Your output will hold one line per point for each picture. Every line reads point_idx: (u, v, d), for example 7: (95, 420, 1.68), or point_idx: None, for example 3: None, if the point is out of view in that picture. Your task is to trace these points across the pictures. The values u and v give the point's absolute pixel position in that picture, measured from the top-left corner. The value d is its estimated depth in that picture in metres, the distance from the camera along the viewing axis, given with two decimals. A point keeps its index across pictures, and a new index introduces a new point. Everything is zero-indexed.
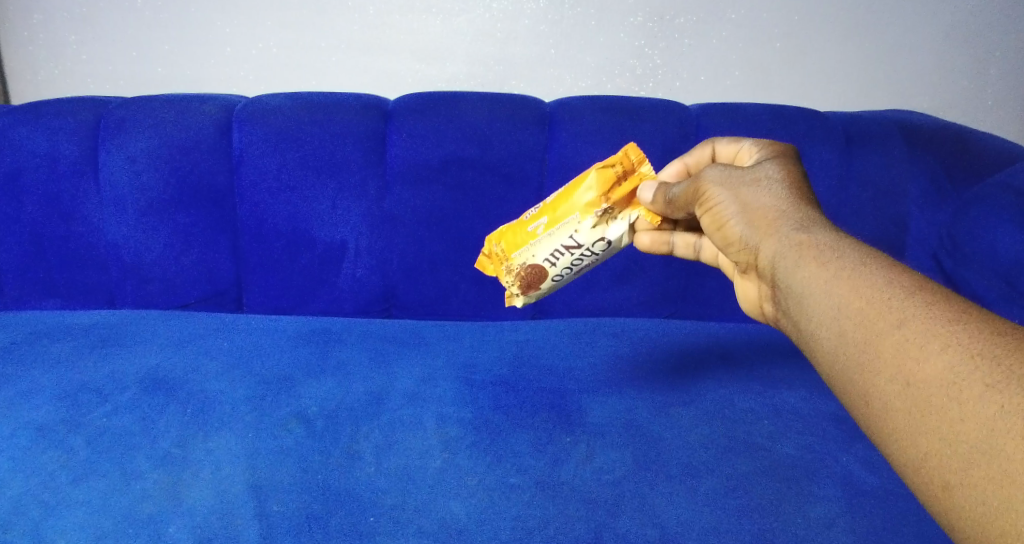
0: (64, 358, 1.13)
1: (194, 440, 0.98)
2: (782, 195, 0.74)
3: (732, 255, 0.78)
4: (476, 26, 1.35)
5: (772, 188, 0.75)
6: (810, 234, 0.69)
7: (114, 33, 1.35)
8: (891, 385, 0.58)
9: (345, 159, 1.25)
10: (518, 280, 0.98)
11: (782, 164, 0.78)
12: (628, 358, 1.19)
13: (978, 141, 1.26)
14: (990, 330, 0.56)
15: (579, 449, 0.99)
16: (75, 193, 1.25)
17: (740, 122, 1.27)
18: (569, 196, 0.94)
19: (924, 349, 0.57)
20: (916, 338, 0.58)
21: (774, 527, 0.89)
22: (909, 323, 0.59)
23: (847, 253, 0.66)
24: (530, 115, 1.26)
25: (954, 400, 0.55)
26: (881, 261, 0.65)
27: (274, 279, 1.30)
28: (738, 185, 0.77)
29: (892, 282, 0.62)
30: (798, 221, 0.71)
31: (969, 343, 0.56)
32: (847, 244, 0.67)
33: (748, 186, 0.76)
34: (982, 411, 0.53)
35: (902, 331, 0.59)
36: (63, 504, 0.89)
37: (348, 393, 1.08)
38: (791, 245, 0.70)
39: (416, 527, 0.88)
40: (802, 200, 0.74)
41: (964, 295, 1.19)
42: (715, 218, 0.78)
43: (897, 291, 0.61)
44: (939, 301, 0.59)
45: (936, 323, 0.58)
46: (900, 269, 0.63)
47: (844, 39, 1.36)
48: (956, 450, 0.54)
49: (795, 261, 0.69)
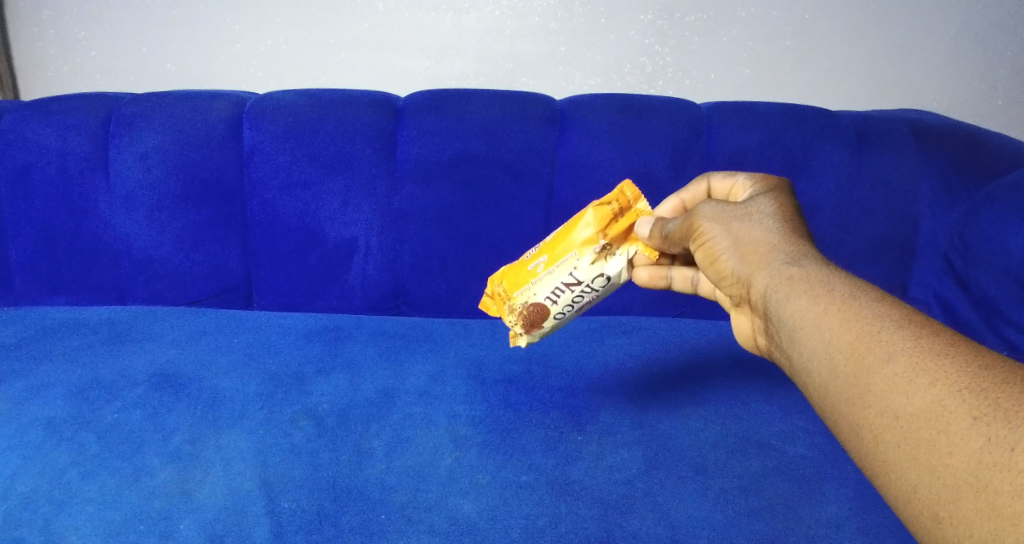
0: (79, 354, 1.15)
1: (205, 436, 1.00)
2: (775, 230, 0.75)
3: (727, 288, 0.79)
4: (486, 24, 1.35)
5: (764, 223, 0.76)
6: (801, 268, 0.70)
7: (124, 30, 1.35)
8: (881, 418, 0.59)
9: (355, 156, 1.25)
10: (521, 319, 0.97)
11: (775, 198, 0.79)
12: (637, 359, 1.19)
13: (990, 140, 1.25)
14: (978, 363, 0.57)
15: (590, 448, 1.00)
16: (86, 190, 1.26)
17: (752, 120, 1.26)
18: (568, 233, 0.95)
19: (913, 383, 0.58)
20: (904, 371, 0.59)
21: (785, 527, 0.90)
22: (897, 357, 0.60)
23: (838, 286, 0.67)
24: (540, 113, 1.26)
25: (942, 432, 0.55)
26: (871, 296, 0.65)
27: (284, 276, 1.30)
28: (730, 220, 0.78)
29: (882, 316, 0.63)
30: (789, 254, 0.72)
31: (956, 377, 0.57)
32: (838, 277, 0.68)
33: (740, 221, 0.77)
34: (971, 443, 0.54)
35: (891, 365, 0.60)
36: (75, 499, 0.91)
37: (358, 391, 1.09)
38: (783, 278, 0.70)
39: (429, 525, 0.89)
40: (794, 235, 0.74)
41: (978, 295, 1.18)
42: (709, 252, 0.79)
43: (886, 324, 0.62)
44: (929, 335, 0.60)
45: (924, 357, 0.59)
46: (889, 302, 0.64)
47: (856, 38, 1.35)
48: (945, 483, 0.54)
49: (787, 294, 0.69)
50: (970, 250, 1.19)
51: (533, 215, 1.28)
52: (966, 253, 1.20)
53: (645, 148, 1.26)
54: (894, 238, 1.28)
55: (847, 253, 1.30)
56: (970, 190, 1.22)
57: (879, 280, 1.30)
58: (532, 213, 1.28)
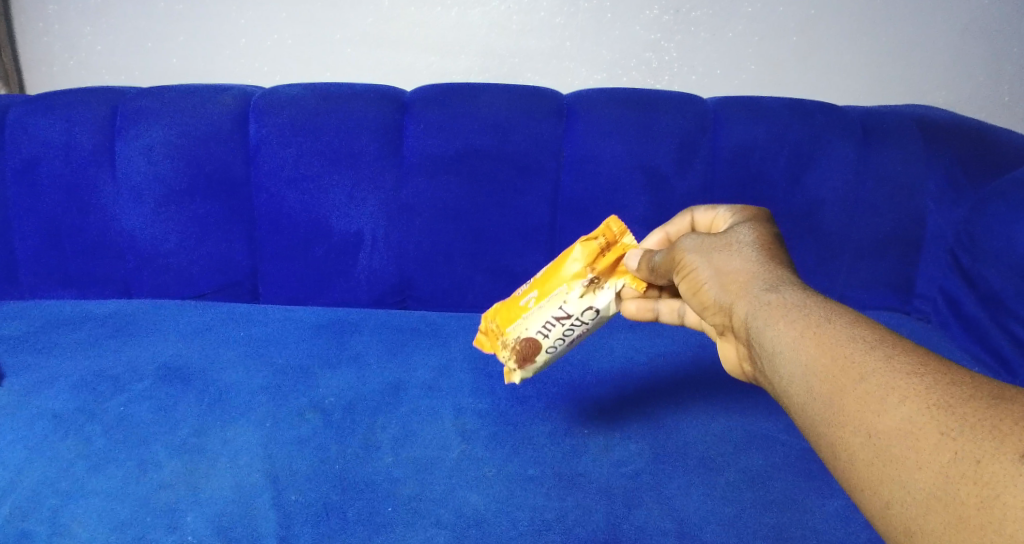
0: (86, 348, 1.16)
1: (212, 429, 1.00)
2: (753, 257, 0.75)
3: (711, 317, 0.78)
4: (492, 19, 1.34)
5: (741, 251, 0.76)
6: (778, 294, 0.70)
7: (129, 25, 1.35)
8: (854, 437, 0.59)
9: (361, 151, 1.26)
10: (514, 354, 0.96)
11: (753, 228, 0.79)
12: (644, 354, 1.19)
13: (997, 135, 1.25)
14: (950, 380, 0.58)
15: (596, 441, 1.00)
16: (93, 184, 1.26)
17: (758, 115, 1.26)
18: (557, 268, 0.96)
19: (884, 402, 0.59)
20: (876, 391, 0.59)
21: (791, 520, 0.90)
22: (869, 377, 0.60)
23: (814, 309, 0.67)
24: (546, 108, 1.26)
25: (912, 450, 0.56)
26: (845, 317, 0.66)
27: (290, 269, 1.30)
28: (711, 251, 0.78)
29: (855, 337, 0.63)
30: (766, 281, 0.72)
31: (927, 395, 0.57)
32: (814, 300, 0.68)
33: (719, 251, 0.77)
34: (940, 457, 0.55)
35: (863, 386, 0.60)
36: (82, 492, 0.91)
37: (365, 384, 1.10)
38: (762, 304, 0.70)
39: (436, 518, 0.89)
40: (772, 262, 0.75)
41: (985, 289, 1.18)
42: (692, 283, 0.79)
43: (859, 346, 0.62)
44: (899, 353, 0.61)
45: (895, 376, 0.59)
46: (862, 323, 0.65)
47: (862, 34, 1.34)
48: (915, 498, 0.55)
49: (765, 319, 0.69)
50: (976, 244, 1.19)
51: (539, 209, 1.28)
52: (973, 249, 1.20)
53: (651, 143, 1.26)
54: (901, 232, 1.28)
55: (853, 248, 1.30)
56: (977, 185, 1.22)
57: (885, 274, 1.30)
58: (539, 207, 1.28)
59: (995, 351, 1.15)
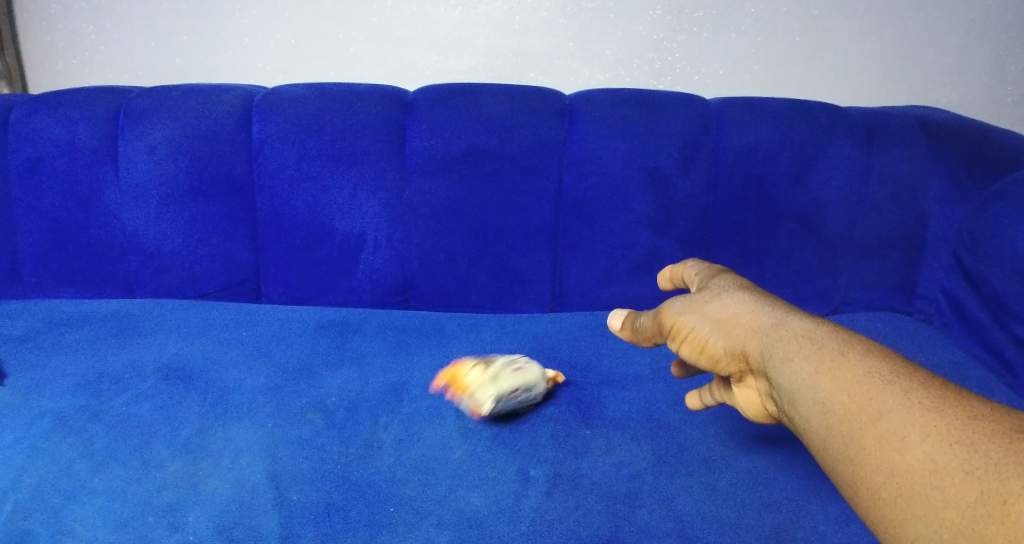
0: (88, 347, 1.16)
1: (214, 429, 1.00)
2: (749, 302, 0.78)
3: (722, 369, 0.79)
4: (495, 18, 1.34)
5: (735, 297, 0.78)
6: (788, 330, 0.73)
7: (132, 24, 1.35)
8: (878, 475, 0.63)
9: (364, 150, 1.26)
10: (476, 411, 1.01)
11: (733, 279, 0.82)
12: (646, 355, 1.19)
13: (999, 137, 1.25)
14: (969, 415, 0.62)
15: (598, 442, 1.00)
16: (95, 184, 1.26)
17: (760, 116, 1.26)
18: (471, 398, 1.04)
19: (906, 440, 0.62)
20: (896, 428, 0.63)
21: (793, 522, 0.90)
22: (888, 414, 0.64)
23: (827, 344, 0.71)
24: (549, 108, 1.26)
25: (938, 487, 0.60)
26: (859, 351, 0.69)
27: (292, 269, 1.30)
28: (701, 305, 0.79)
29: (871, 372, 0.67)
30: (772, 320, 0.75)
31: (947, 432, 0.61)
32: (824, 335, 0.72)
33: (711, 302, 0.79)
34: (966, 495, 0.59)
35: (884, 423, 0.64)
36: (84, 491, 0.91)
37: (367, 385, 1.10)
38: (774, 342, 0.73)
39: (437, 518, 0.89)
40: (768, 302, 0.77)
41: (986, 291, 1.18)
42: (692, 342, 0.79)
43: (876, 382, 0.66)
44: (916, 388, 0.65)
45: (915, 412, 0.63)
46: (875, 356, 0.68)
47: (865, 35, 1.34)
48: (943, 536, 0.59)
49: (779, 357, 0.72)
50: (978, 246, 1.19)
51: (542, 209, 1.28)
52: (975, 251, 1.20)
53: (654, 143, 1.25)
54: (903, 234, 1.28)
55: (855, 249, 1.30)
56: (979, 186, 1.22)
57: (887, 276, 1.30)
58: (541, 207, 1.28)
59: (997, 354, 1.15)
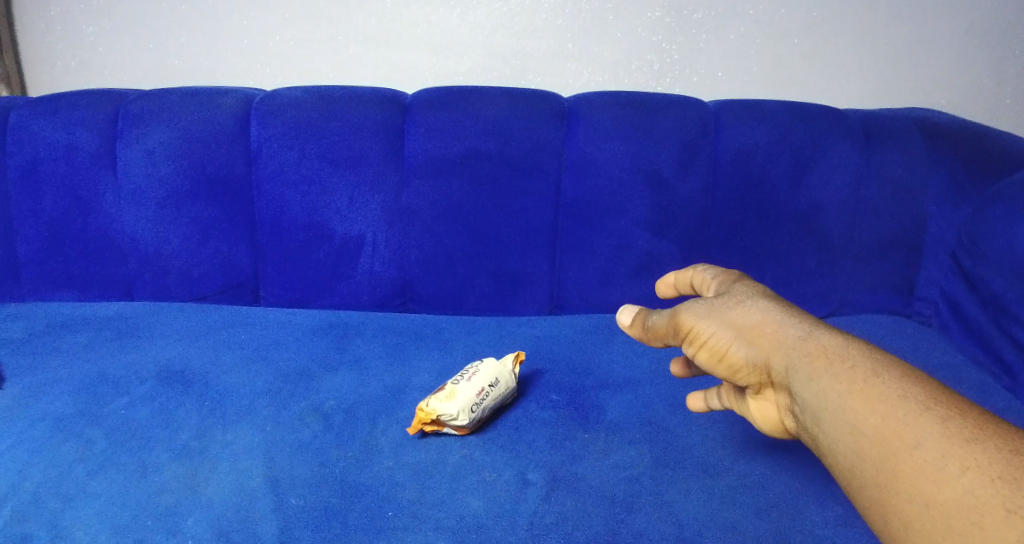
0: (87, 351, 1.16)
1: (212, 433, 1.00)
2: (773, 312, 0.75)
3: (742, 379, 0.76)
4: (495, 20, 1.34)
5: (759, 305, 0.76)
6: (817, 345, 0.71)
7: (132, 26, 1.35)
8: (913, 507, 0.61)
9: (362, 153, 1.26)
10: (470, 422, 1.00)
11: (754, 286, 0.80)
12: (645, 358, 1.19)
13: (998, 139, 1.24)
14: (1012, 449, 0.60)
15: (596, 446, 1.00)
16: (94, 187, 1.26)
17: (759, 118, 1.26)
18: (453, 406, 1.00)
19: (944, 472, 0.60)
20: (934, 458, 0.61)
21: (791, 526, 0.90)
22: (925, 442, 0.62)
23: (859, 362, 0.69)
24: (547, 110, 1.26)
25: (977, 526, 0.58)
26: (893, 372, 0.67)
27: (290, 271, 1.30)
28: (723, 311, 0.77)
29: (906, 396, 0.65)
30: (799, 333, 0.73)
31: (990, 467, 0.59)
32: (856, 351, 0.70)
33: (733, 308, 0.77)
34: (1009, 536, 0.56)
35: (920, 452, 0.62)
36: (82, 496, 0.91)
37: (366, 388, 1.10)
38: (802, 357, 0.71)
39: (436, 522, 0.89)
40: (793, 313, 0.75)
41: (985, 293, 1.18)
42: (711, 349, 0.77)
43: (911, 406, 0.64)
44: (955, 416, 0.63)
45: (955, 442, 0.61)
46: (910, 379, 0.66)
47: (864, 37, 1.34)
48: None
49: (807, 372, 0.70)
50: (977, 248, 1.19)
51: (540, 212, 1.28)
52: (974, 253, 1.20)
53: (652, 145, 1.25)
54: (902, 236, 1.28)
55: (854, 252, 1.29)
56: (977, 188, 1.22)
57: (886, 278, 1.30)
58: (540, 210, 1.28)
59: (996, 356, 1.15)
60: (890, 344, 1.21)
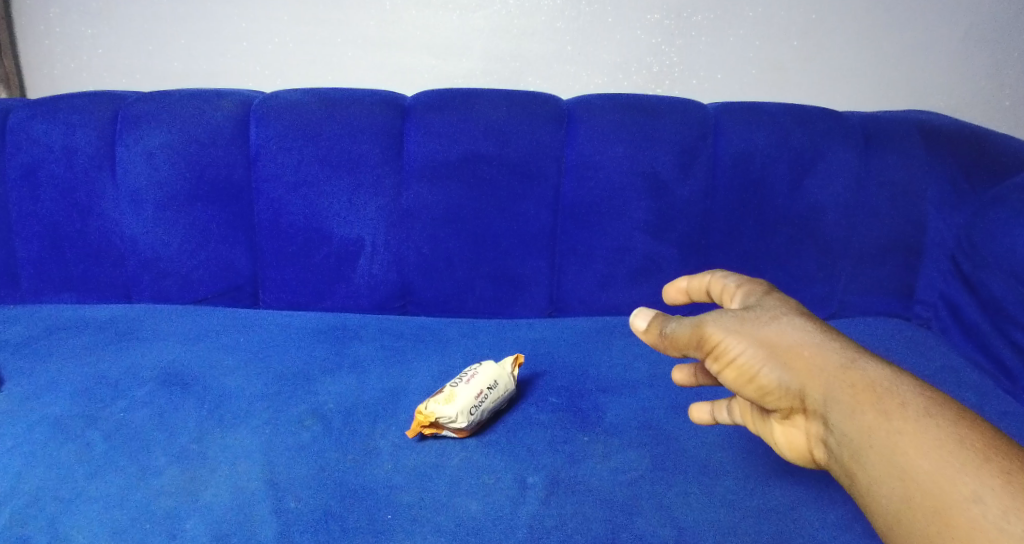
0: (86, 353, 1.16)
1: (211, 436, 1.00)
2: (813, 334, 0.71)
3: (769, 402, 0.73)
4: (494, 23, 1.34)
5: (797, 326, 0.72)
6: (863, 377, 0.68)
7: (132, 29, 1.35)
8: None
9: (362, 155, 1.25)
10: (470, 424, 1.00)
11: (786, 299, 0.75)
12: (644, 361, 1.19)
13: (997, 141, 1.24)
14: None
15: (595, 449, 1.00)
16: (93, 189, 1.26)
17: (758, 121, 1.26)
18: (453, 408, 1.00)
19: (1004, 531, 0.59)
20: (993, 515, 0.60)
21: (791, 529, 0.90)
22: (984, 498, 0.61)
23: (909, 402, 0.66)
24: (547, 113, 1.26)
25: None
26: (947, 415, 0.65)
27: (289, 273, 1.30)
28: (756, 328, 0.72)
29: (962, 444, 0.63)
30: (842, 361, 0.69)
31: None
32: (904, 388, 0.67)
33: (769, 326, 0.72)
34: None
35: (977, 508, 0.60)
36: (81, 499, 0.91)
37: (365, 391, 1.10)
38: (847, 389, 0.68)
39: (435, 526, 0.89)
40: (833, 337, 0.71)
41: (984, 296, 1.17)
42: (740, 369, 0.72)
43: (967, 457, 0.62)
44: (1014, 471, 0.61)
45: (1016, 501, 0.60)
46: (963, 424, 0.64)
47: (863, 39, 1.34)
48: None
49: (852, 408, 0.67)
50: (976, 250, 1.19)
51: (540, 214, 1.28)
52: (973, 256, 1.20)
53: (651, 147, 1.25)
54: (901, 239, 1.28)
55: (854, 254, 1.29)
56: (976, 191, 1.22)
57: (885, 281, 1.30)
58: (539, 212, 1.27)
59: (995, 359, 1.15)
60: (890, 347, 1.20)
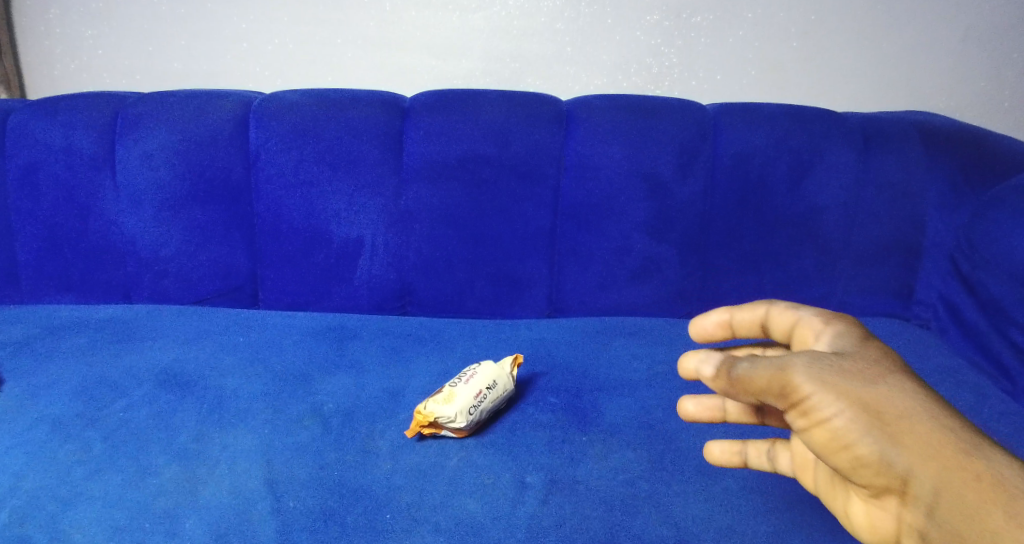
0: (86, 353, 1.16)
1: (211, 436, 1.00)
2: (927, 407, 0.63)
3: (860, 475, 0.65)
4: (494, 24, 1.34)
5: (910, 395, 0.64)
6: (985, 472, 0.62)
7: (132, 29, 1.35)
8: None
9: (361, 155, 1.26)
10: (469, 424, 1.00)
11: (890, 356, 0.66)
12: (644, 361, 1.19)
13: (997, 142, 1.24)
14: None
15: (594, 449, 1.00)
16: (93, 190, 1.26)
17: (758, 121, 1.26)
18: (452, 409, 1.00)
19: None
20: None
21: (790, 529, 0.90)
22: None
23: None
24: (546, 113, 1.26)
25: None
26: None
27: (289, 273, 1.30)
28: (859, 391, 0.64)
29: None
30: (961, 448, 0.62)
31: None
32: None
33: (875, 392, 0.64)
34: None
35: None
36: (80, 498, 0.91)
37: (364, 391, 1.10)
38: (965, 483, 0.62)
39: (434, 525, 0.89)
40: (949, 414, 0.64)
41: (983, 297, 1.17)
42: (834, 434, 0.64)
43: None
44: None
45: None
46: None
47: (862, 40, 1.34)
48: None
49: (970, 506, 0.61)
50: (976, 251, 1.19)
51: (539, 215, 1.28)
52: (973, 256, 1.20)
53: (651, 148, 1.26)
54: (901, 240, 1.28)
55: (853, 255, 1.29)
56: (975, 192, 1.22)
57: (885, 282, 1.30)
58: (538, 212, 1.28)
59: (995, 360, 1.15)
60: None
